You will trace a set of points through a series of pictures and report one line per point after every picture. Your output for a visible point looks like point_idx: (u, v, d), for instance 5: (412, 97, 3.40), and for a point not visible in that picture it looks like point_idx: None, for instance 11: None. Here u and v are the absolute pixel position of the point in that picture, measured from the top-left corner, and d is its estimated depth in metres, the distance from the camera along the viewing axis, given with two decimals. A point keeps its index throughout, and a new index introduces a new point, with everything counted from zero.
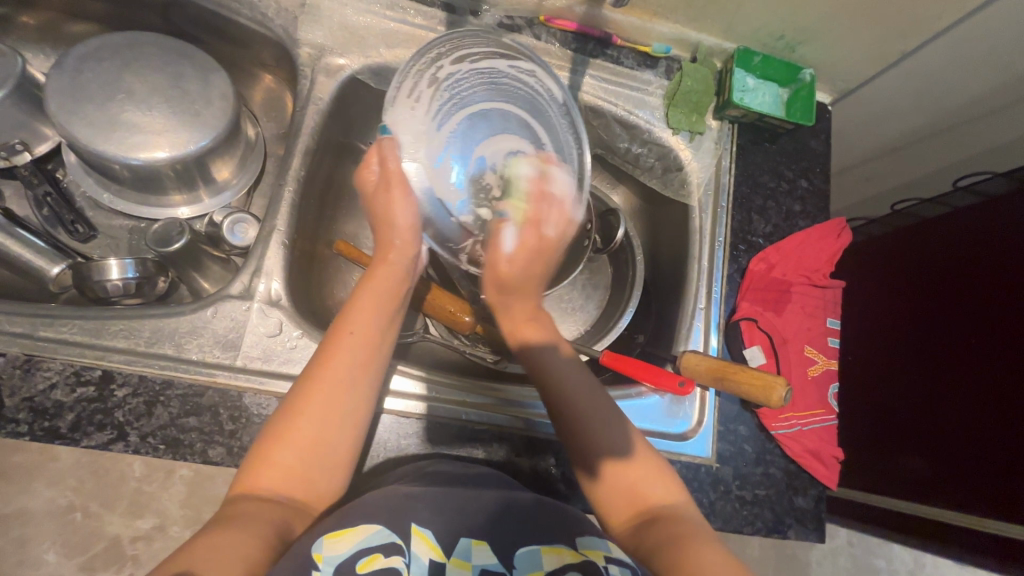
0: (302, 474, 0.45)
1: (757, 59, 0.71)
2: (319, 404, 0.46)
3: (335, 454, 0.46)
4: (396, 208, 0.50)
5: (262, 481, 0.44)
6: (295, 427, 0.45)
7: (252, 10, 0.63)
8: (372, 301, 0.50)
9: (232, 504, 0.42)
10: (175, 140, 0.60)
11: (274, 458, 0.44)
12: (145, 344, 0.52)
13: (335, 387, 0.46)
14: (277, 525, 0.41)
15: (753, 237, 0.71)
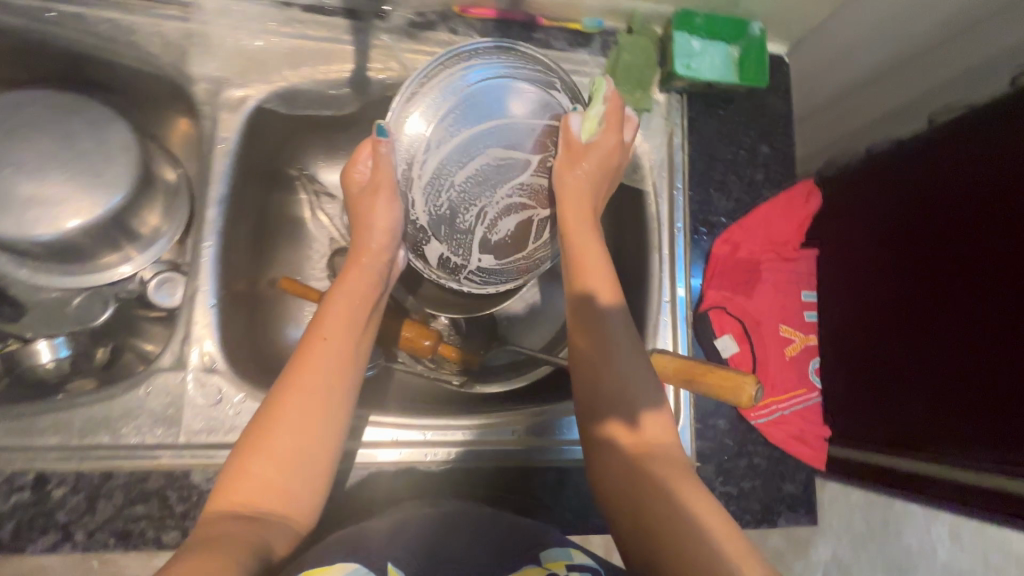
0: (281, 484, 0.43)
1: (699, 20, 0.65)
2: (295, 409, 0.45)
3: (312, 463, 0.44)
4: (377, 211, 0.54)
5: (239, 499, 0.42)
6: (274, 438, 0.44)
7: (135, 50, 0.57)
8: (348, 306, 0.52)
9: (206, 527, 0.40)
10: (81, 208, 0.56)
11: (250, 472, 0.43)
12: (78, 436, 0.50)
13: (312, 391, 0.46)
14: (260, 545, 0.39)
15: (714, 216, 0.66)
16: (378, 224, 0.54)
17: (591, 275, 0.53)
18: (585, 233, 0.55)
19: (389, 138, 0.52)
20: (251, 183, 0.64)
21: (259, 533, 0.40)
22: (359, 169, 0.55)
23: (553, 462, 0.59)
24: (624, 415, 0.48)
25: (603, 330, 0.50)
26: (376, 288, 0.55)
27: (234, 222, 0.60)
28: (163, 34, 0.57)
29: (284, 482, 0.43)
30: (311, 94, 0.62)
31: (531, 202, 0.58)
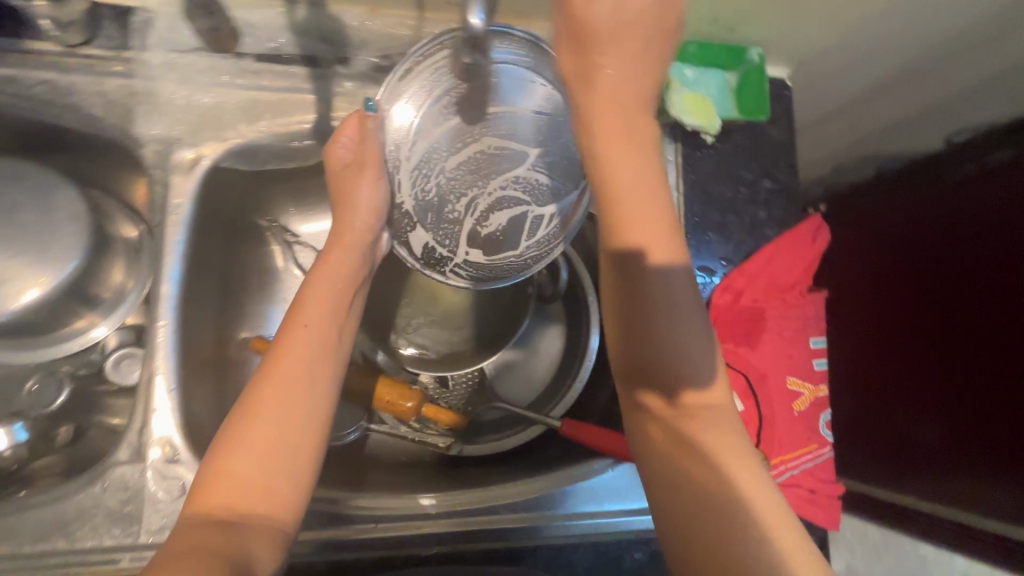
0: (257, 482, 0.42)
1: (692, 49, 0.60)
2: (275, 401, 0.45)
3: (293, 458, 0.44)
4: (363, 191, 0.52)
5: (218, 495, 0.41)
6: (249, 436, 0.43)
7: (76, 112, 0.53)
8: (325, 286, 0.51)
9: (179, 533, 0.40)
10: (36, 279, 0.53)
11: (231, 464, 0.42)
12: (30, 542, 0.46)
13: (291, 382, 0.46)
14: (231, 555, 0.38)
15: (713, 261, 0.62)
16: (359, 199, 0.53)
17: (635, 229, 0.42)
18: (624, 157, 0.43)
19: (377, 113, 0.51)
20: (215, 240, 0.60)
21: (233, 539, 0.39)
22: (341, 146, 0.51)
23: (545, 541, 0.54)
24: (657, 393, 0.43)
25: (649, 289, 0.42)
26: (358, 273, 0.54)
27: (194, 289, 0.56)
28: (106, 93, 0.53)
29: (264, 474, 0.42)
30: (271, 148, 0.57)
31: (526, 197, 0.55)
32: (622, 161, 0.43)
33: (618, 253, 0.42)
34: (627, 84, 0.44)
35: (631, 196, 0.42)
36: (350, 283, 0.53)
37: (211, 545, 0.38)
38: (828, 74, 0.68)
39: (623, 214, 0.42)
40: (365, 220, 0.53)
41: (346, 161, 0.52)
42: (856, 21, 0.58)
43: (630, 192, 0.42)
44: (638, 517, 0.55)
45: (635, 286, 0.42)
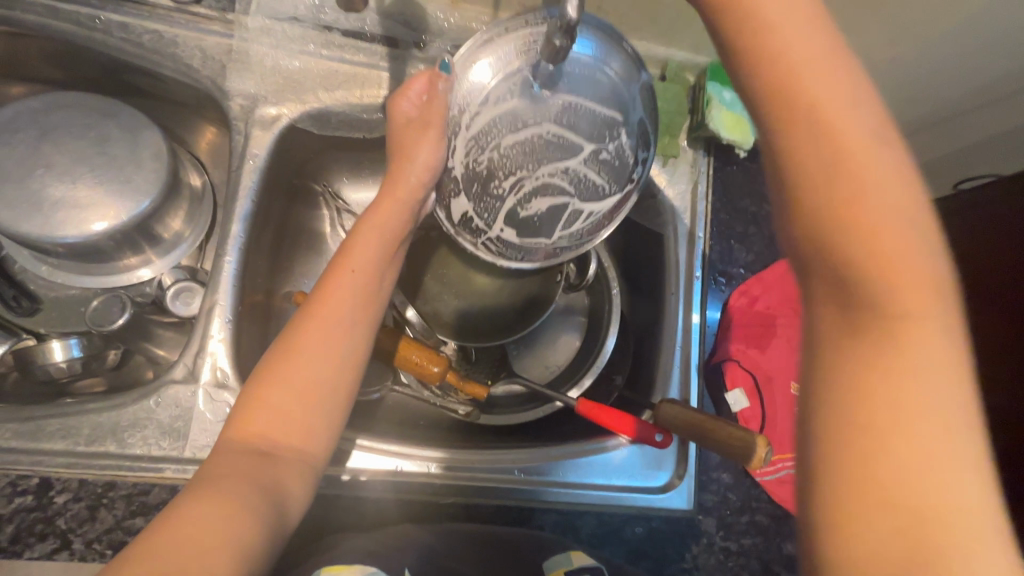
0: (295, 419, 0.45)
1: (731, 75, 0.65)
2: (318, 345, 0.47)
3: (329, 399, 0.46)
4: (421, 149, 0.54)
5: (255, 424, 0.44)
6: (292, 373, 0.45)
7: (175, 60, 0.58)
8: (375, 238, 0.53)
9: (220, 458, 0.42)
10: (108, 211, 0.56)
11: (266, 398, 0.45)
12: (85, 443, 0.50)
13: (333, 329, 0.48)
14: (272, 487, 0.42)
15: (733, 268, 0.67)
16: (420, 158, 0.54)
17: (840, 132, 0.31)
18: (774, 69, 0.32)
19: (452, 76, 0.51)
20: (278, 194, 0.65)
21: (275, 471, 0.43)
22: (407, 103, 0.54)
23: (553, 506, 0.58)
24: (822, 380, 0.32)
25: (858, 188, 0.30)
26: (402, 229, 0.55)
27: (256, 236, 0.61)
28: (205, 48, 0.58)
29: (300, 413, 0.45)
30: (343, 115, 0.62)
31: (570, 187, 0.53)
32: (794, 44, 0.32)
33: (796, 159, 0.32)
34: (788, 17, 0.33)
35: (828, 110, 0.31)
36: (396, 237, 0.55)
37: (252, 475, 0.41)
38: None
39: (788, 120, 0.32)
40: (415, 180, 0.54)
41: (410, 119, 0.54)
42: None
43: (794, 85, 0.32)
44: (640, 494, 0.60)
45: (843, 187, 0.30)
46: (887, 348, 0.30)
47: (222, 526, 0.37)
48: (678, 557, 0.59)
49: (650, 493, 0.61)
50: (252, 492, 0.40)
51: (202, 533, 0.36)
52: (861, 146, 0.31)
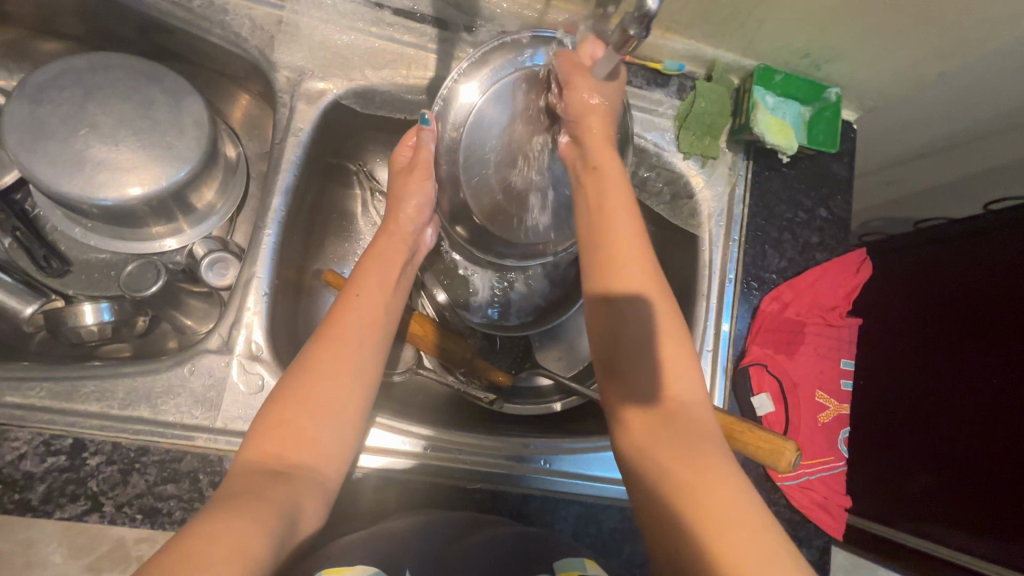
0: (308, 436, 0.43)
1: (780, 77, 0.65)
2: (332, 362, 0.46)
3: (342, 415, 0.45)
4: (413, 187, 0.58)
5: (270, 447, 0.42)
6: (307, 390, 0.45)
7: (224, 29, 0.58)
8: (382, 269, 0.54)
9: (232, 479, 0.40)
10: (147, 176, 0.55)
11: (282, 418, 0.43)
12: (119, 406, 0.50)
13: (346, 348, 0.47)
14: (286, 503, 0.39)
15: (766, 273, 0.67)
16: (410, 199, 0.58)
17: (621, 277, 0.48)
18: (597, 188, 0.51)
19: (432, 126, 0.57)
20: (318, 168, 0.64)
21: (289, 489, 0.40)
22: (404, 152, 0.60)
23: (574, 497, 0.59)
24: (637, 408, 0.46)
25: (620, 313, 0.48)
26: (403, 257, 0.57)
27: (294, 213, 0.61)
28: (254, 18, 0.59)
29: (313, 430, 0.44)
30: (388, 95, 0.62)
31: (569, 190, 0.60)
32: (611, 215, 0.50)
33: (608, 296, 0.48)
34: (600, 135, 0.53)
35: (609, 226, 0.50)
36: (398, 264, 0.56)
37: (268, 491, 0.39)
38: (890, 126, 0.74)
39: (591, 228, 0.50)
40: (408, 218, 0.58)
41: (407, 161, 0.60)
42: (931, 78, 0.64)
43: (601, 232, 0.50)
44: None
45: (620, 326, 0.48)
46: (680, 435, 0.43)
47: (239, 536, 0.34)
48: None
49: None
50: (265, 508, 0.37)
51: (225, 545, 0.33)
52: (606, 291, 0.48)
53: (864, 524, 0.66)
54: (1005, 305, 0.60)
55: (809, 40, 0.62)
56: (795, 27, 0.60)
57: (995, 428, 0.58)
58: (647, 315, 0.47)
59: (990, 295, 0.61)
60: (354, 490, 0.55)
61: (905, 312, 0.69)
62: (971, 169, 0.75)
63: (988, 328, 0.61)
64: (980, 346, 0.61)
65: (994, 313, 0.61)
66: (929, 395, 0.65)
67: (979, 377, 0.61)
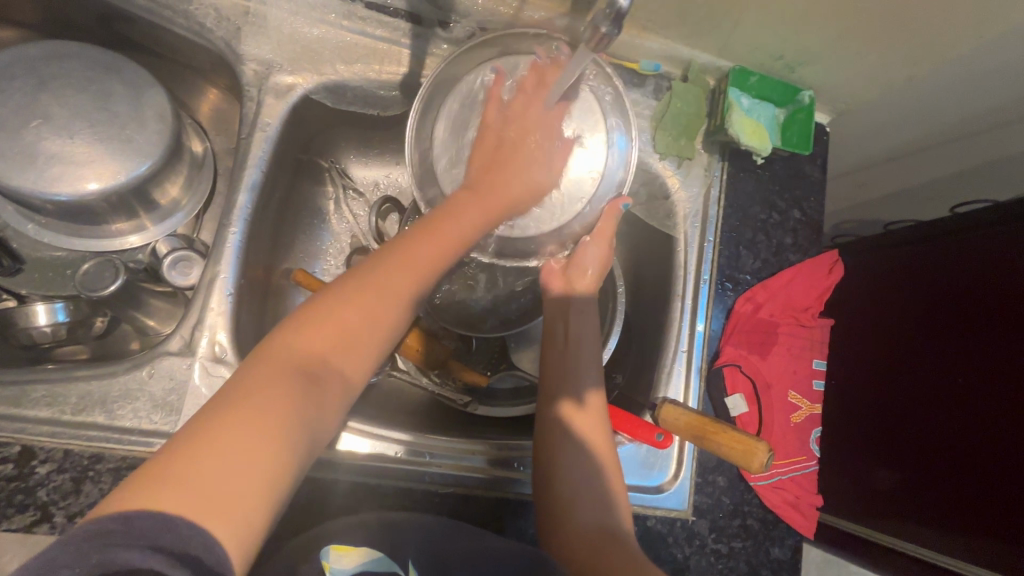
0: (349, 347, 0.42)
1: (754, 79, 0.65)
2: (389, 281, 0.44)
3: (377, 340, 0.43)
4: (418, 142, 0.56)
5: (311, 338, 0.40)
6: (358, 306, 0.42)
7: (187, 18, 0.56)
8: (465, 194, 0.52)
9: (272, 357, 0.39)
10: (105, 171, 0.53)
11: (327, 317, 0.41)
12: (71, 412, 0.48)
13: (404, 273, 0.45)
14: (315, 416, 0.38)
15: (740, 274, 0.67)
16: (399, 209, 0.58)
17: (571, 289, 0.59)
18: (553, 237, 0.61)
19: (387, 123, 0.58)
20: (287, 163, 0.62)
21: (322, 397, 0.39)
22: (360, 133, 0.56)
23: None
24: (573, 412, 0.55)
25: (569, 334, 0.59)
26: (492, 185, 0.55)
27: (261, 210, 0.59)
28: (219, 8, 0.57)
29: (354, 342, 0.42)
30: (359, 90, 0.60)
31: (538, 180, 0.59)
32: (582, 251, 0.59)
33: (556, 307, 0.60)
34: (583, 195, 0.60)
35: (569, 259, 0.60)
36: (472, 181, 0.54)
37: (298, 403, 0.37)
38: (863, 129, 0.75)
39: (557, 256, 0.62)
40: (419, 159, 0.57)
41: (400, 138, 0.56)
42: (900, 83, 0.65)
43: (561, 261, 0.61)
44: (637, 493, 0.60)
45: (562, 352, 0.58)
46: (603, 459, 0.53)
47: (262, 453, 0.34)
48: (670, 556, 0.59)
49: (647, 492, 0.60)
50: (298, 416, 0.37)
51: (235, 473, 0.33)
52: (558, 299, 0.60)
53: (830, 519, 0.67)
54: (972, 304, 0.61)
55: (782, 42, 0.62)
56: (770, 29, 0.61)
57: (967, 423, 0.60)
58: (590, 350, 0.58)
59: (957, 295, 0.63)
60: (325, 495, 0.54)
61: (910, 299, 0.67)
62: (940, 172, 0.76)
63: (957, 326, 0.62)
64: (950, 344, 0.63)
65: (961, 312, 0.62)
66: (898, 392, 0.66)
67: (948, 374, 0.62)
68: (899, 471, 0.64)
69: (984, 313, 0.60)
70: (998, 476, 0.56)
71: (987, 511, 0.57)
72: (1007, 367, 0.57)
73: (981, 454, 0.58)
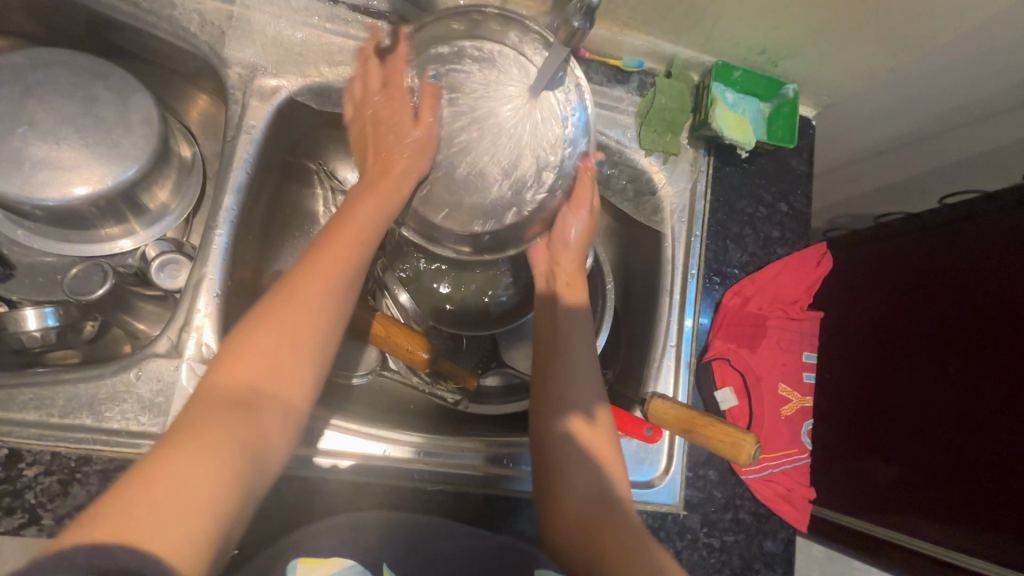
0: (278, 366, 0.40)
1: (737, 74, 0.66)
2: (307, 293, 0.43)
3: (308, 352, 0.42)
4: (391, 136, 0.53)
5: (236, 371, 0.39)
6: (274, 324, 0.41)
7: (172, 24, 0.57)
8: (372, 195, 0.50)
9: (201, 396, 0.38)
10: (91, 176, 0.53)
11: (250, 345, 0.40)
12: (58, 414, 0.48)
13: (315, 282, 0.43)
14: (250, 436, 0.37)
15: (728, 268, 0.67)
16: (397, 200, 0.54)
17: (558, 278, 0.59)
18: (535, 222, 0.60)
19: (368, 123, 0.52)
20: (275, 165, 0.63)
21: (254, 418, 0.38)
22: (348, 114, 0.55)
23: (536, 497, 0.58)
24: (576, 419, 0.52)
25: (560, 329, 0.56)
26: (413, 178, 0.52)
27: (248, 213, 0.59)
28: (204, 13, 0.57)
29: (282, 363, 0.40)
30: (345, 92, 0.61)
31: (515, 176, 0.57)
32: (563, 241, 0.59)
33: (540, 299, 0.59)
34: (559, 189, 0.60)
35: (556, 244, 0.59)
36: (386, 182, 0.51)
37: (234, 431, 0.37)
38: (848, 123, 0.76)
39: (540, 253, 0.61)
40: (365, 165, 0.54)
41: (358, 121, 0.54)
42: (883, 74, 0.66)
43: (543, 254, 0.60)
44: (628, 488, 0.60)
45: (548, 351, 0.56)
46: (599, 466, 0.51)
47: (193, 477, 0.34)
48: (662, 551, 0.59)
49: (638, 487, 0.60)
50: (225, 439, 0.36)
51: (173, 502, 0.32)
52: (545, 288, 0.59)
53: (828, 514, 0.66)
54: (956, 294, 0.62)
55: (764, 36, 0.63)
56: (751, 24, 0.61)
57: (966, 413, 0.59)
58: (580, 340, 0.56)
59: (949, 285, 0.63)
60: (318, 494, 0.54)
61: (899, 293, 0.68)
62: (929, 163, 0.76)
63: (949, 317, 0.62)
64: (941, 336, 0.62)
65: (949, 304, 0.62)
66: (888, 384, 0.66)
67: (939, 367, 0.62)
68: (903, 470, 0.63)
69: (977, 304, 0.60)
70: (994, 469, 0.56)
71: (990, 503, 0.56)
72: (1000, 353, 0.57)
73: (978, 449, 0.57)
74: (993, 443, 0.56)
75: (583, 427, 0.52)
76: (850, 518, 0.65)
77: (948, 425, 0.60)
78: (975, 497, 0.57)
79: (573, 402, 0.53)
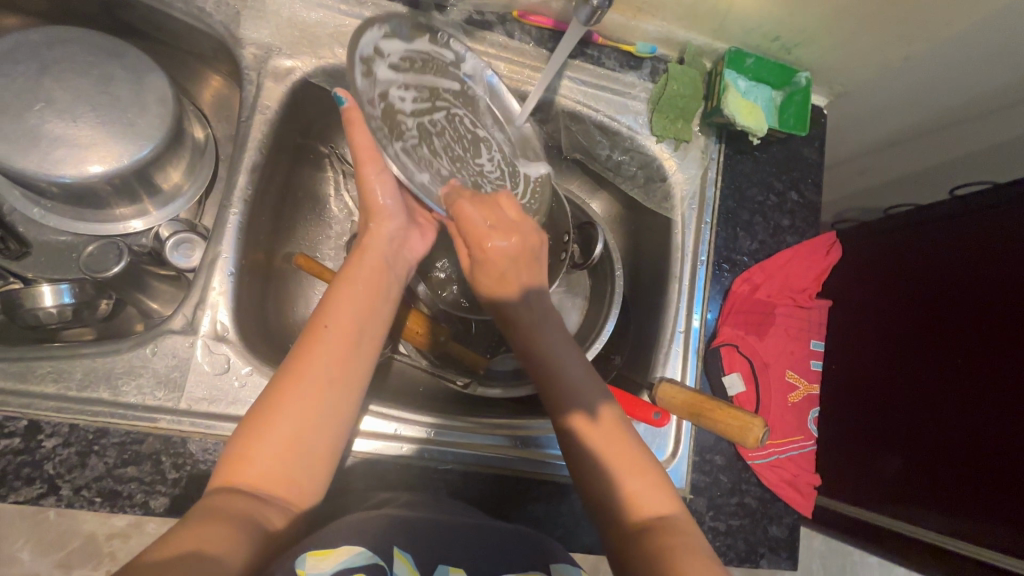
0: (282, 472, 0.40)
1: (751, 61, 0.65)
2: (301, 393, 0.42)
3: (312, 450, 0.42)
4: (376, 190, 0.53)
5: (241, 477, 0.39)
6: (271, 429, 0.41)
7: (188, 3, 0.57)
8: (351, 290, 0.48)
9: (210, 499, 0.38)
10: (107, 153, 0.53)
11: (251, 455, 0.40)
12: (76, 388, 0.49)
13: (311, 383, 0.43)
14: (255, 522, 0.37)
15: (738, 255, 0.68)
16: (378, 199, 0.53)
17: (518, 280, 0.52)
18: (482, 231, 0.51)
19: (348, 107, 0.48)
20: (288, 146, 0.63)
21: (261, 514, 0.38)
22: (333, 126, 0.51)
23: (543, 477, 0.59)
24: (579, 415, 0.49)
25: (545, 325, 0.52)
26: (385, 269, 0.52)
27: (260, 194, 0.59)
28: None
29: (283, 469, 0.40)
30: None
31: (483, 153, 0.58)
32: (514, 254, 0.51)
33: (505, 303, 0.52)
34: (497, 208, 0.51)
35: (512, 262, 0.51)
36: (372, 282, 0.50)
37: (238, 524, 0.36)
38: (860, 112, 0.75)
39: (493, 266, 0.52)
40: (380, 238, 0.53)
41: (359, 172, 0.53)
42: (897, 63, 0.65)
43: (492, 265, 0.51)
44: None
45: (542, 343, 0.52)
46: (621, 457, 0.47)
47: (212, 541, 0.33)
48: None
49: None
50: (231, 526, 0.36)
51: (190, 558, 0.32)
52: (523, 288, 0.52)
53: (836, 505, 0.68)
54: (960, 291, 0.62)
55: (778, 23, 0.63)
56: (765, 10, 0.61)
57: (967, 410, 0.59)
58: (563, 340, 0.53)
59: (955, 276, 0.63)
60: None
61: (906, 284, 0.68)
62: (941, 154, 0.76)
63: (955, 309, 0.62)
64: (943, 332, 0.63)
65: (953, 296, 0.62)
66: (893, 376, 0.66)
67: (944, 359, 0.62)
68: (909, 463, 0.63)
69: (981, 294, 0.60)
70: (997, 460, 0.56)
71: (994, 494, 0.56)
72: (1001, 353, 0.57)
73: (981, 440, 0.57)
74: (997, 434, 0.56)
75: (587, 425, 0.48)
76: (858, 509, 0.66)
77: (952, 416, 0.60)
78: (981, 492, 0.57)
79: (577, 395, 0.50)
